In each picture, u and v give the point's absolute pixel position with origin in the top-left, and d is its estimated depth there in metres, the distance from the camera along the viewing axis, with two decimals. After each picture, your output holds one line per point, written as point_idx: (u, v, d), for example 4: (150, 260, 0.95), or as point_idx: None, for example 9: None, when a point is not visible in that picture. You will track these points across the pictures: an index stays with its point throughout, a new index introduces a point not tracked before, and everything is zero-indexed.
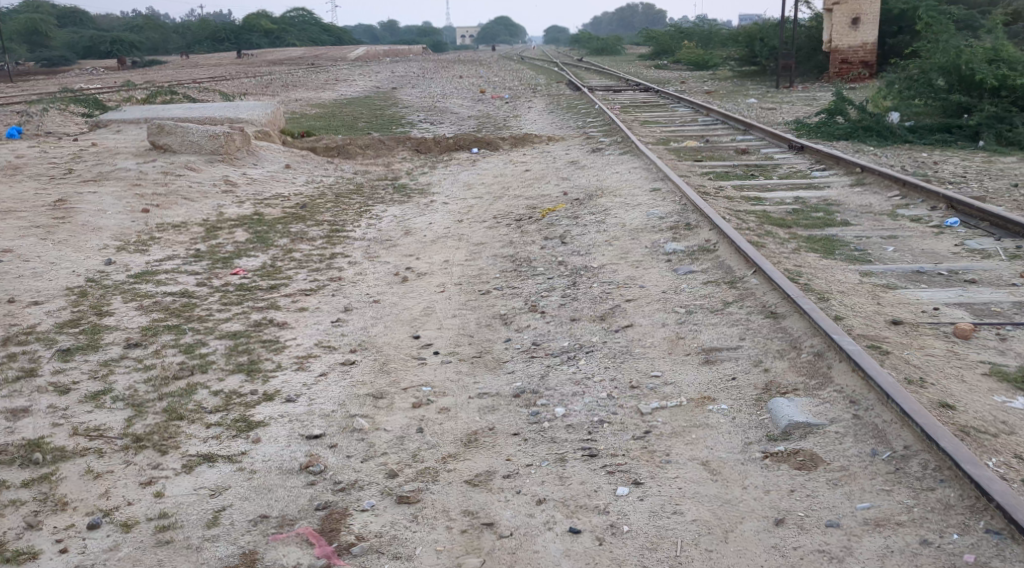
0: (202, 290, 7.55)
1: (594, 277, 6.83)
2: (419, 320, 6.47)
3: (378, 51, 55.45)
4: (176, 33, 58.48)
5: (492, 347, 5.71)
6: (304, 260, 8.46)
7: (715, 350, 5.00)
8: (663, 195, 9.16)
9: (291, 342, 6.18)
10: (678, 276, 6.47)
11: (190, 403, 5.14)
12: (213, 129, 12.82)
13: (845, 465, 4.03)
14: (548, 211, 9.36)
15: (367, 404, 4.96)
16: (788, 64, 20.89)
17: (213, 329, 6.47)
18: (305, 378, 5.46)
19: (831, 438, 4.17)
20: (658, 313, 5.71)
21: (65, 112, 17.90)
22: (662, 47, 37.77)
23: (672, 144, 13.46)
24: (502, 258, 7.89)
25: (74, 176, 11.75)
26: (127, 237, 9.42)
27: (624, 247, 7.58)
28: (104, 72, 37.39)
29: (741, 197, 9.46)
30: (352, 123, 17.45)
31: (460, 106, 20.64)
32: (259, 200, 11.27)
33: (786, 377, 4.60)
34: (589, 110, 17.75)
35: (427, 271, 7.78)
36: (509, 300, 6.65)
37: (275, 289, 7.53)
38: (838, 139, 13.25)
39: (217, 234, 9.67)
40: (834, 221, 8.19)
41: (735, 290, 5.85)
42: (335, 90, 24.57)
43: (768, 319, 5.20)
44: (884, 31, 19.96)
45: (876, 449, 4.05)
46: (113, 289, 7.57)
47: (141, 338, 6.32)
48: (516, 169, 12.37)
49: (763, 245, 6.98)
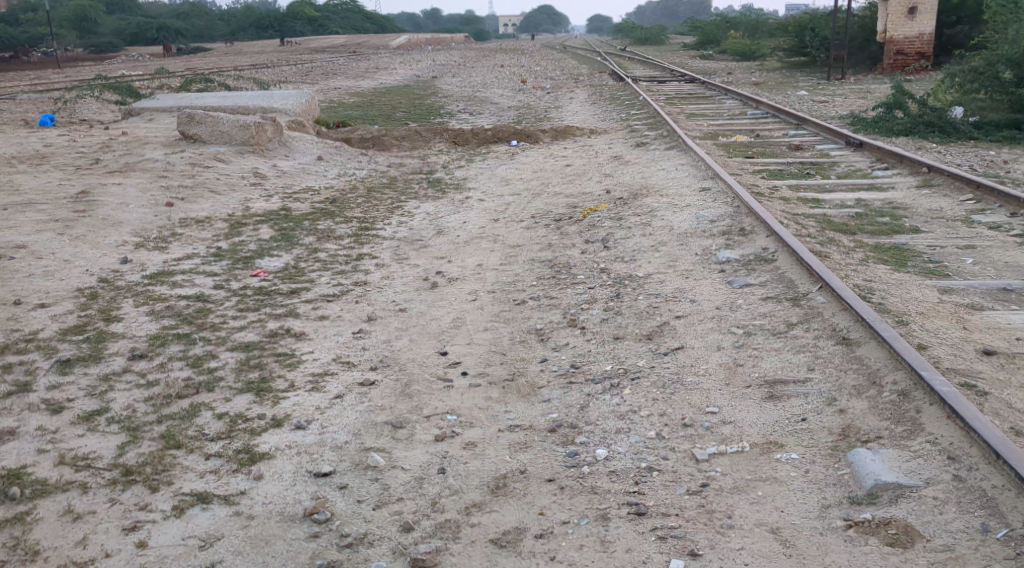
0: (219, 293, 7.07)
1: (640, 287, 6.24)
2: (448, 333, 5.93)
3: (419, 38, 55.08)
4: (222, 19, 58.48)
5: (525, 368, 5.15)
6: (330, 261, 7.95)
7: (779, 383, 4.40)
8: (713, 196, 8.53)
9: (306, 357, 5.67)
10: (733, 289, 5.86)
11: (190, 428, 4.63)
12: (244, 119, 12.38)
13: (949, 543, 3.47)
14: (590, 210, 8.79)
15: (384, 436, 4.45)
16: (840, 54, 20.06)
17: (225, 339, 5.97)
18: (319, 400, 4.94)
19: (928, 506, 3.61)
20: (712, 334, 5.11)
21: (99, 99, 17.57)
22: (706, 37, 36.83)
23: (721, 139, 12.79)
24: (540, 262, 7.33)
25: (100, 167, 11.34)
26: (147, 233, 8.97)
27: (673, 254, 6.99)
28: (148, 60, 37.45)
29: (798, 199, 8.81)
30: (389, 113, 16.94)
31: (501, 96, 20.06)
32: (288, 195, 10.78)
33: (865, 422, 4.01)
34: (633, 102, 17.08)
35: (459, 276, 7.24)
36: (546, 312, 6.09)
37: (296, 294, 7.01)
38: (899, 134, 12.50)
39: (241, 230, 9.20)
40: (902, 227, 7.54)
41: (799, 308, 5.24)
42: (375, 79, 24.09)
43: (839, 345, 4.59)
44: (942, 21, 19.09)
45: (986, 523, 3.48)
46: (126, 291, 7.10)
47: (147, 348, 5.83)
48: (557, 164, 11.79)
49: (827, 255, 6.35)
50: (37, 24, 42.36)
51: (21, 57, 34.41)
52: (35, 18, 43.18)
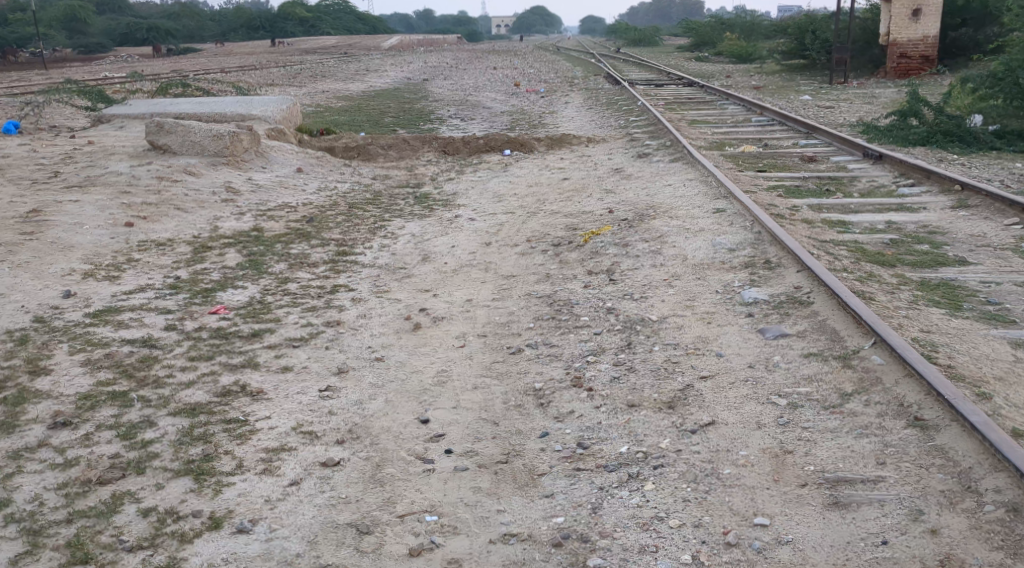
0: (170, 336, 6.14)
1: (655, 335, 5.32)
2: (430, 392, 5.02)
3: (411, 40, 54.01)
4: (212, 19, 57.24)
5: (523, 447, 4.30)
6: (301, 294, 7.00)
7: (844, 483, 3.72)
8: (728, 218, 7.65)
9: (262, 425, 4.74)
10: (767, 342, 4.97)
11: (104, 532, 3.91)
12: (218, 128, 11.41)
13: None
14: (591, 234, 7.89)
15: (346, 547, 3.79)
16: (843, 57, 19.18)
17: (168, 400, 5.02)
18: (269, 488, 4.13)
19: None
20: (748, 406, 4.26)
21: (68, 103, 16.49)
22: (702, 39, 35.87)
23: (728, 149, 11.92)
24: (537, 298, 6.42)
25: (59, 181, 10.35)
26: (99, 260, 8.03)
27: (690, 291, 6.08)
28: (138, 60, 36.44)
29: (822, 221, 7.94)
30: (378, 119, 16.00)
31: (493, 100, 19.11)
32: (262, 212, 9.87)
33: (970, 552, 3.39)
34: (632, 107, 16.16)
35: (445, 313, 6.32)
36: (546, 365, 5.18)
37: (257, 338, 6.07)
38: (917, 144, 11.66)
39: (205, 256, 8.28)
40: (944, 258, 6.66)
41: (850, 370, 4.37)
42: (362, 82, 23.10)
43: (911, 429, 3.88)
44: (946, 24, 18.25)
45: None
46: (61, 333, 6.16)
47: (72, 412, 4.87)
48: (554, 177, 10.89)
49: (870, 297, 5.49)
50: (28, 24, 41.42)
51: (11, 57, 33.45)
52: (25, 19, 42.20)
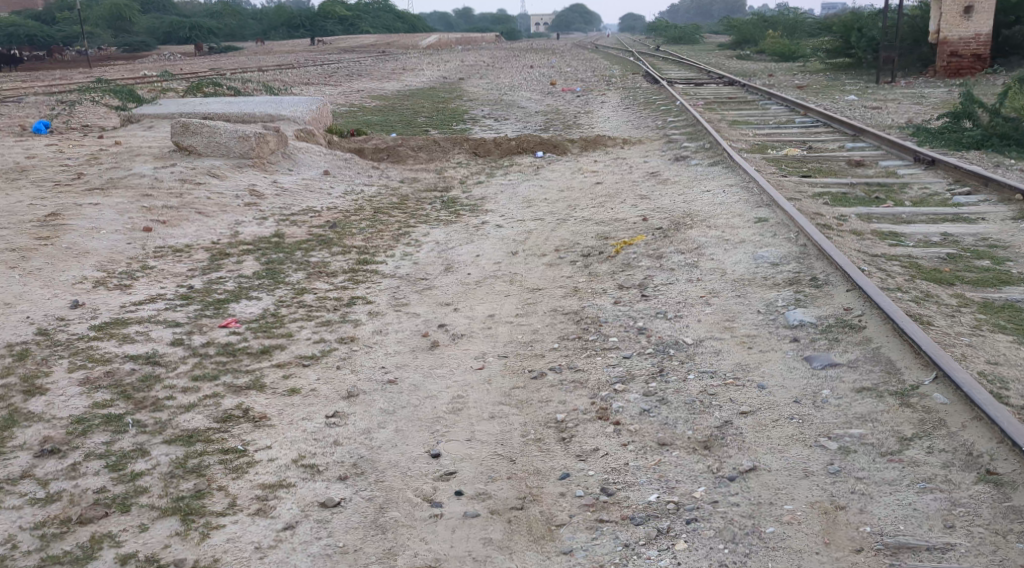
0: (176, 350, 5.80)
1: (691, 360, 4.88)
2: (444, 421, 4.62)
3: (451, 38, 53.63)
4: (254, 19, 57.21)
5: (541, 490, 4.06)
6: (317, 306, 6.60)
7: (907, 550, 3.50)
8: (770, 228, 7.17)
9: (263, 457, 4.37)
10: (813, 372, 4.53)
11: None
12: (245, 129, 11.07)
13: None
14: (624, 243, 7.46)
15: None
16: (890, 56, 18.50)
17: (164, 426, 4.60)
18: (260, 533, 3.94)
19: None
20: (794, 449, 4.00)
21: (99, 102, 16.30)
22: (744, 36, 35.07)
23: (770, 152, 11.41)
24: (564, 314, 6.01)
25: (81, 183, 10.09)
26: (114, 267, 7.74)
27: (729, 310, 5.64)
28: (180, 59, 36.44)
29: (872, 232, 7.44)
30: (410, 119, 15.64)
31: (529, 100, 18.69)
32: (285, 216, 9.54)
33: None
34: (671, 107, 15.66)
35: (466, 330, 5.92)
36: (571, 393, 4.74)
37: (266, 355, 5.72)
38: (970, 148, 11.07)
39: (222, 263, 7.96)
40: (1006, 276, 6.14)
41: (910, 409, 4.07)
42: (397, 81, 22.75)
43: (984, 485, 3.65)
44: (998, 21, 17.51)
45: None
46: (63, 348, 5.77)
47: (63, 438, 4.50)
48: (587, 181, 10.46)
49: (928, 321, 5.02)
50: (73, 23, 41.69)
51: (55, 55, 33.54)
52: (70, 18, 42.39)
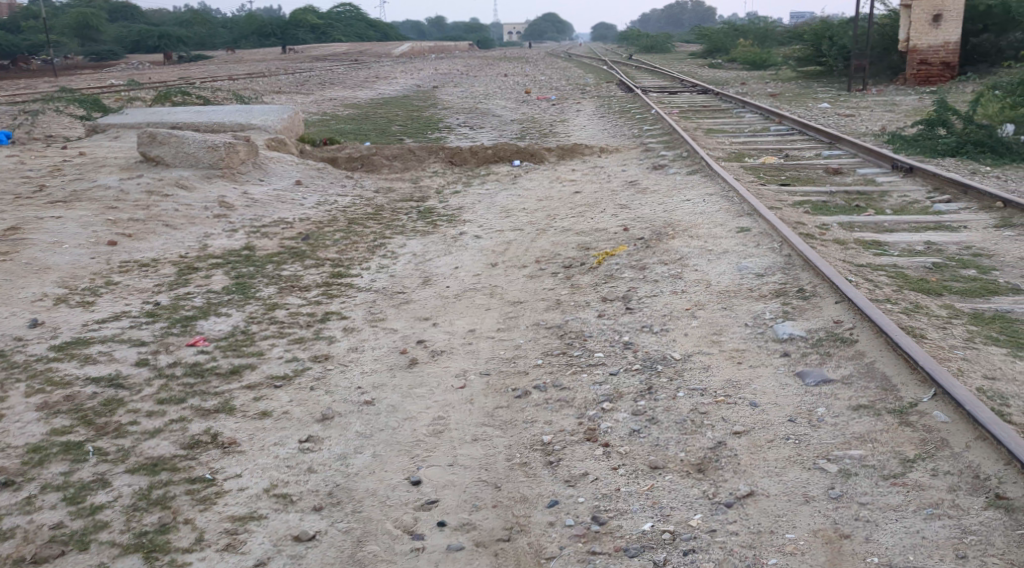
0: (140, 371, 5.55)
1: (680, 376, 4.70)
2: (425, 445, 4.41)
3: (423, 47, 53.37)
4: (223, 27, 56.62)
5: (530, 520, 3.88)
6: (289, 321, 6.36)
7: None
8: (753, 237, 7.02)
9: (233, 486, 4.16)
10: (807, 389, 4.36)
11: None
12: (213, 139, 10.80)
13: None
14: (605, 254, 7.28)
15: None
16: (863, 63, 18.49)
17: (128, 453, 4.36)
18: None
19: None
20: (793, 473, 3.84)
21: (64, 113, 15.93)
22: (715, 45, 35.10)
23: (748, 160, 11.30)
24: (545, 328, 5.82)
25: (43, 195, 9.78)
26: (77, 282, 7.45)
27: (716, 323, 5.47)
28: (148, 68, 35.90)
29: (855, 242, 7.31)
30: (384, 128, 15.42)
31: (503, 108, 18.51)
32: (256, 228, 9.28)
33: None
34: (646, 115, 15.53)
35: (445, 347, 5.72)
36: (556, 412, 4.55)
37: (235, 375, 5.48)
38: (946, 154, 11.01)
39: (190, 278, 7.69)
40: (994, 286, 6.02)
41: (909, 428, 3.91)
42: (370, 89, 22.50)
43: (993, 511, 3.50)
44: (968, 29, 17.54)
45: None
46: (20, 370, 5.51)
47: (18, 468, 4.26)
48: (565, 190, 10.28)
49: (920, 334, 4.87)
50: (39, 32, 41.00)
51: (20, 64, 32.92)
52: (36, 25, 41.69)
